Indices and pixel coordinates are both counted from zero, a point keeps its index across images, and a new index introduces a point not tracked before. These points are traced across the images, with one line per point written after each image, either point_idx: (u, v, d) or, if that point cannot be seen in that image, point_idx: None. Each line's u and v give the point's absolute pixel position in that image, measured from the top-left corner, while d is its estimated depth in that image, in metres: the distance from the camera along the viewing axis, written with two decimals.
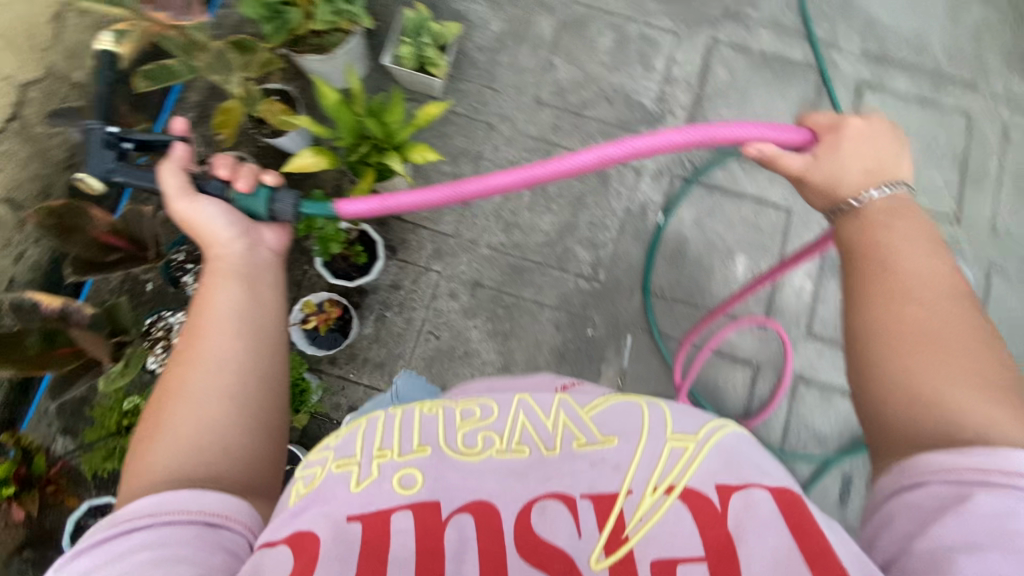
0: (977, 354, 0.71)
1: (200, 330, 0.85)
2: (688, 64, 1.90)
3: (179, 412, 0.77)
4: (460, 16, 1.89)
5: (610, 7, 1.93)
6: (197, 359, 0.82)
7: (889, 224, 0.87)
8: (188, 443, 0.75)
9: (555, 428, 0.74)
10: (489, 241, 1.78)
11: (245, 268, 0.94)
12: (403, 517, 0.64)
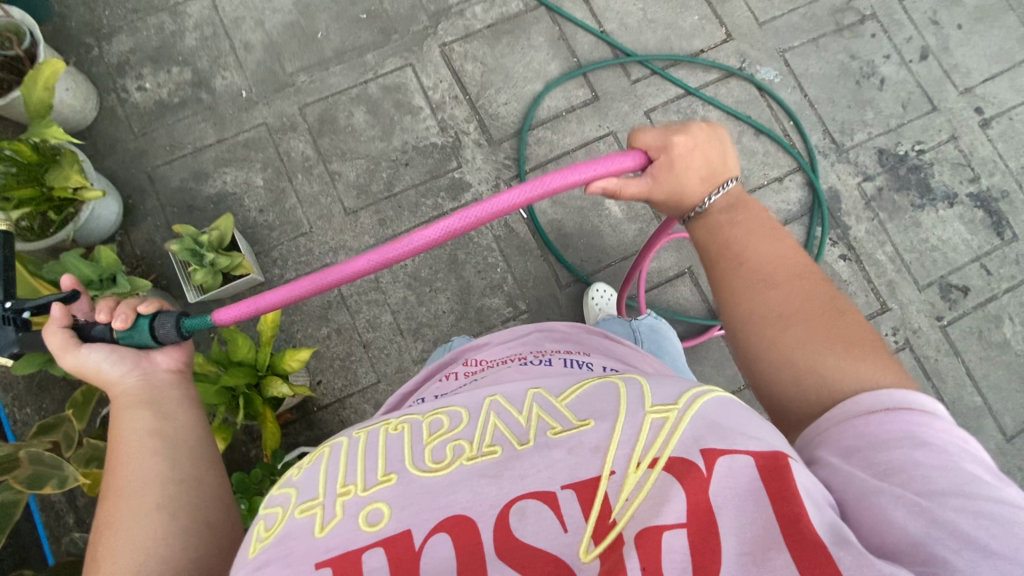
0: (833, 319, 0.79)
1: (119, 460, 0.82)
2: (441, 81, 1.87)
3: (119, 536, 0.74)
4: (221, 197, 1.75)
5: (339, 85, 1.84)
6: (122, 484, 0.79)
7: (732, 221, 0.94)
8: (133, 559, 0.71)
9: (528, 421, 0.67)
10: (412, 357, 1.69)
11: (145, 395, 0.92)
12: (376, 556, 0.57)
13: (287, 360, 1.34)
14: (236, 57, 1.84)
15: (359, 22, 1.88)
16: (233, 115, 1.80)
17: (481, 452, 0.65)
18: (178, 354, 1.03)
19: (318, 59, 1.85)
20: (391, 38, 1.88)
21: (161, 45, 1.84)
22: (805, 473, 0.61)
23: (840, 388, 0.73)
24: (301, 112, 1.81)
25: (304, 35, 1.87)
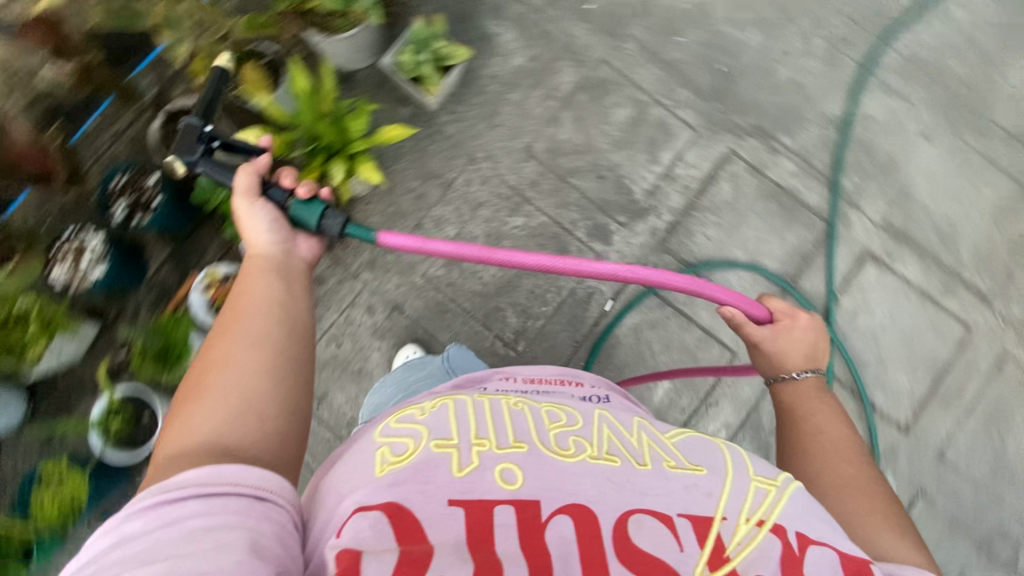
0: (887, 500, 0.81)
1: (241, 311, 0.83)
2: (695, 168, 1.77)
3: (221, 379, 0.74)
4: (487, 38, 1.81)
5: (640, 80, 1.81)
6: (240, 331, 0.80)
7: (821, 395, 0.99)
8: (225, 411, 0.71)
9: (641, 445, 0.73)
10: (426, 270, 1.73)
11: (279, 264, 0.94)
12: (505, 511, 0.62)
13: (364, 167, 1.43)
14: None
15: (708, 68, 1.84)
16: (563, 10, 1.85)
17: (574, 451, 0.69)
18: (319, 246, 1.04)
19: (655, 50, 1.83)
20: (710, 103, 1.81)
21: None
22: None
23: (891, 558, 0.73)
24: (597, 62, 1.82)
25: (670, 27, 1.84)
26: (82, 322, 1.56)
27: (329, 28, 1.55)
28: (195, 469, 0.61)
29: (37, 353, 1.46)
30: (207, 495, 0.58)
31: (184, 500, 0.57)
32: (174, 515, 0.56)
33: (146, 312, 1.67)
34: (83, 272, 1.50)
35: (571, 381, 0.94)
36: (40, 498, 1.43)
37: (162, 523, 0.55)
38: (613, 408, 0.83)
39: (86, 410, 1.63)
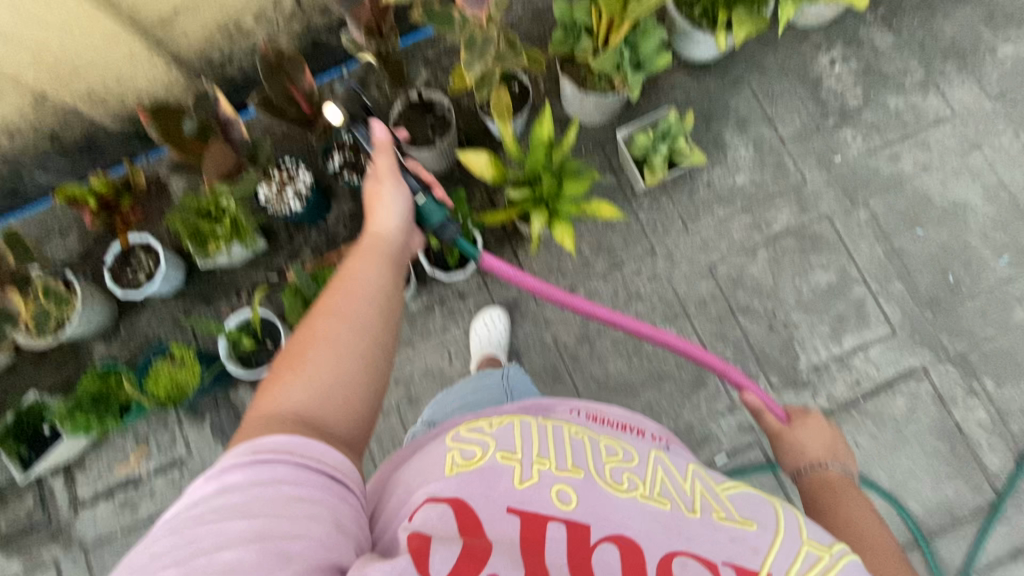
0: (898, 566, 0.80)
1: (352, 282, 0.83)
2: (875, 368, 1.61)
3: (324, 351, 0.75)
4: (720, 146, 1.76)
5: (857, 253, 1.68)
6: (349, 302, 0.80)
7: (838, 484, 1.04)
8: (322, 382, 0.73)
9: (693, 492, 0.69)
10: (558, 334, 1.68)
11: (395, 246, 0.93)
12: (557, 528, 0.61)
13: (562, 228, 1.43)
14: (876, 148, 1.74)
15: (938, 273, 1.65)
16: (810, 150, 1.75)
17: (628, 487, 0.67)
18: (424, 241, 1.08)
19: (886, 231, 1.68)
20: (922, 309, 1.64)
21: (882, 76, 1.78)
22: None
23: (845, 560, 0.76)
24: (819, 216, 1.71)
25: (913, 215, 1.69)
26: (257, 234, 1.69)
27: (583, 88, 1.58)
28: (290, 438, 0.64)
29: (216, 247, 1.59)
30: (299, 466, 0.63)
31: (277, 462, 0.62)
32: (268, 479, 0.60)
33: (308, 250, 1.78)
34: (283, 200, 1.62)
35: (635, 427, 0.88)
36: (159, 368, 1.56)
37: (258, 482, 0.60)
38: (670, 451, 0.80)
39: (222, 308, 1.77)
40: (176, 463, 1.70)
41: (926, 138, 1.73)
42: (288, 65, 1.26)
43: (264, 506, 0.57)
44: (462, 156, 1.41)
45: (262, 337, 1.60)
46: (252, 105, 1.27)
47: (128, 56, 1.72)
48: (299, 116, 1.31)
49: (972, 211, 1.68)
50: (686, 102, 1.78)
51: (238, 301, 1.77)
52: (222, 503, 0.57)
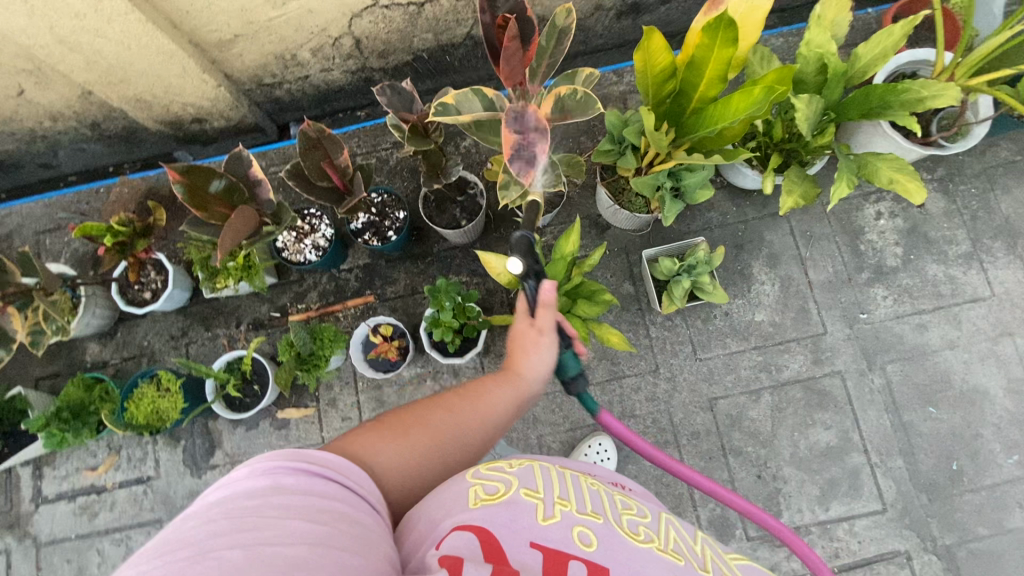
0: None
1: (468, 394, 0.93)
2: (857, 542, 1.56)
3: (418, 442, 0.82)
4: (745, 277, 1.72)
5: (863, 418, 1.63)
6: (459, 411, 0.89)
7: None
8: (401, 474, 0.78)
9: (700, 557, 0.73)
10: (544, 435, 1.66)
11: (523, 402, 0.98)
12: (577, 566, 0.63)
13: None
14: (905, 314, 1.68)
15: (942, 458, 1.60)
16: (837, 300, 1.70)
17: (644, 538, 0.71)
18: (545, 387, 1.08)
19: (897, 402, 1.63)
20: (919, 493, 1.58)
21: (927, 240, 1.72)
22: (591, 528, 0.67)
23: None
24: (832, 372, 1.66)
25: (928, 391, 1.64)
26: (268, 272, 1.69)
27: (620, 202, 1.59)
28: (348, 474, 0.69)
29: (224, 282, 1.59)
30: (343, 482, 0.68)
31: (318, 476, 0.65)
32: (319, 485, 0.64)
33: (315, 294, 1.77)
34: (299, 249, 1.62)
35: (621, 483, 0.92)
36: (143, 392, 1.55)
37: (307, 489, 0.62)
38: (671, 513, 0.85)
39: (219, 335, 1.77)
40: (142, 480, 1.70)
41: (958, 314, 1.68)
42: (327, 142, 1.24)
43: (311, 509, 0.59)
44: (482, 257, 1.39)
45: (249, 379, 1.60)
46: (286, 175, 1.27)
47: (179, 72, 1.72)
48: (330, 190, 1.30)
49: (990, 401, 1.63)
50: (720, 225, 1.75)
51: (236, 331, 1.77)
52: (280, 499, 0.59)
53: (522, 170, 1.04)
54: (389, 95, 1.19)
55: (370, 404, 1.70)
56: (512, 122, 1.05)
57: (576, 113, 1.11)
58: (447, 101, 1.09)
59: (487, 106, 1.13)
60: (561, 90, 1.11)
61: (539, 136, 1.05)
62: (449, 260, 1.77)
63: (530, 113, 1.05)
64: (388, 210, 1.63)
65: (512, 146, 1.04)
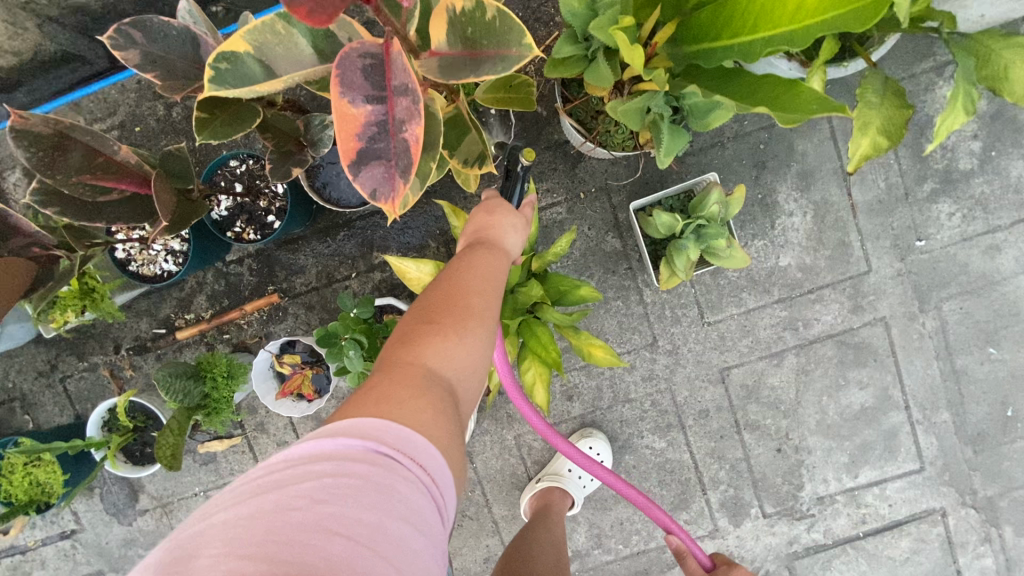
0: None
1: (492, 261, 0.75)
2: (888, 506, 1.37)
3: (472, 329, 0.66)
4: (768, 209, 1.28)
5: (908, 369, 1.33)
6: (492, 284, 0.72)
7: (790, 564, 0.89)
8: (463, 368, 0.64)
9: None
10: (524, 433, 1.38)
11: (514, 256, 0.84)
12: None
13: (536, 369, 1.01)
14: (975, 235, 1.28)
15: (996, 406, 1.34)
16: (888, 223, 1.28)
17: None
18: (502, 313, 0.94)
19: (951, 347, 1.32)
20: (964, 447, 1.35)
21: (1016, 126, 1.25)
22: None
23: None
24: (874, 320, 1.31)
25: (991, 329, 1.32)
26: (120, 292, 1.22)
27: (594, 134, 1.07)
28: (433, 429, 0.55)
29: (59, 321, 1.13)
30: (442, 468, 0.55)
31: (422, 461, 0.53)
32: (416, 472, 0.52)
33: (203, 298, 1.34)
34: (150, 258, 1.16)
35: None
36: (12, 463, 1.21)
37: (411, 481, 0.51)
38: None
39: (98, 364, 1.38)
40: (66, 535, 1.45)
41: None
42: (77, 137, 0.74)
43: (384, 515, 0.48)
44: (394, 264, 0.94)
45: (144, 425, 1.26)
46: (37, 203, 0.76)
47: None
48: (130, 201, 0.81)
49: None
50: (734, 137, 1.25)
51: (117, 357, 1.37)
52: (384, 495, 0.49)
53: (381, 191, 0.50)
54: (145, 43, 0.63)
55: (306, 424, 1.38)
56: (355, 82, 0.51)
57: (486, 53, 0.56)
58: (236, 46, 0.54)
59: (319, 46, 0.58)
60: (456, 1, 0.56)
61: (411, 112, 0.51)
62: (371, 232, 1.31)
63: (392, 62, 0.52)
64: (260, 184, 1.13)
65: (358, 141, 0.51)
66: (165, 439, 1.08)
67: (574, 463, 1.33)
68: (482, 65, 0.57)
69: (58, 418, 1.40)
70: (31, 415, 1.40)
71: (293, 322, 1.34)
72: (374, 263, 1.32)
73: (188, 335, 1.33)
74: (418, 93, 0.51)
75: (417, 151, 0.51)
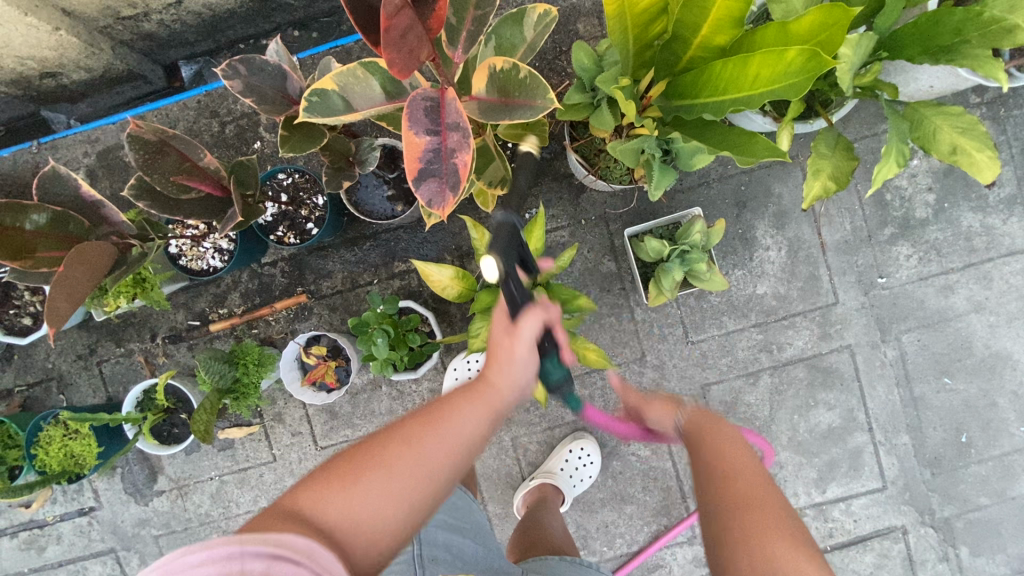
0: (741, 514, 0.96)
1: (450, 414, 0.78)
2: (853, 521, 1.48)
3: (372, 477, 0.70)
4: (747, 243, 1.45)
5: (871, 393, 1.46)
6: (424, 442, 0.74)
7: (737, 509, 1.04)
8: (355, 515, 0.67)
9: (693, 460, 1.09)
10: (520, 436, 1.50)
11: (509, 407, 0.84)
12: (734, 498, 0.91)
13: None
14: (930, 275, 1.45)
15: (952, 432, 1.47)
16: (854, 260, 1.45)
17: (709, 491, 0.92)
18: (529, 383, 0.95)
19: (910, 375, 1.46)
20: (922, 469, 1.47)
21: (965, 183, 1.43)
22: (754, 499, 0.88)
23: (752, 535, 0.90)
24: (841, 347, 1.46)
25: (945, 361, 1.46)
26: (166, 284, 1.35)
27: (596, 168, 1.24)
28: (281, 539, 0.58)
29: (113, 305, 1.26)
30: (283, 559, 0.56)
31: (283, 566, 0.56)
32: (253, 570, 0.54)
33: (237, 295, 1.48)
34: (199, 254, 1.30)
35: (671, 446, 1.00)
36: (50, 434, 1.33)
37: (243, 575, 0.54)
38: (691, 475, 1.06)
39: (134, 351, 1.50)
40: (84, 512, 1.54)
41: (990, 272, 1.44)
42: (174, 145, 0.90)
43: None
44: (419, 268, 1.07)
45: (174, 407, 1.38)
46: (132, 195, 0.91)
47: None
48: (204, 200, 0.96)
49: (1013, 366, 1.46)
50: (719, 178, 1.43)
51: (152, 345, 1.50)
52: None
53: (436, 201, 0.74)
54: (247, 75, 0.81)
55: (321, 416, 1.50)
56: (420, 121, 0.74)
57: (518, 103, 0.79)
58: (326, 85, 0.76)
59: (386, 86, 0.80)
60: (498, 63, 0.78)
61: (461, 145, 0.75)
62: (394, 244, 1.46)
63: (447, 107, 0.75)
64: (303, 194, 1.29)
65: (420, 163, 0.74)
66: (199, 415, 1.20)
67: (566, 462, 1.43)
68: (513, 110, 0.80)
69: (91, 399, 1.52)
70: (66, 395, 1.52)
71: (316, 321, 1.48)
72: (394, 272, 1.47)
73: (221, 327, 1.47)
74: (466, 131, 0.74)
75: (462, 173, 0.75)
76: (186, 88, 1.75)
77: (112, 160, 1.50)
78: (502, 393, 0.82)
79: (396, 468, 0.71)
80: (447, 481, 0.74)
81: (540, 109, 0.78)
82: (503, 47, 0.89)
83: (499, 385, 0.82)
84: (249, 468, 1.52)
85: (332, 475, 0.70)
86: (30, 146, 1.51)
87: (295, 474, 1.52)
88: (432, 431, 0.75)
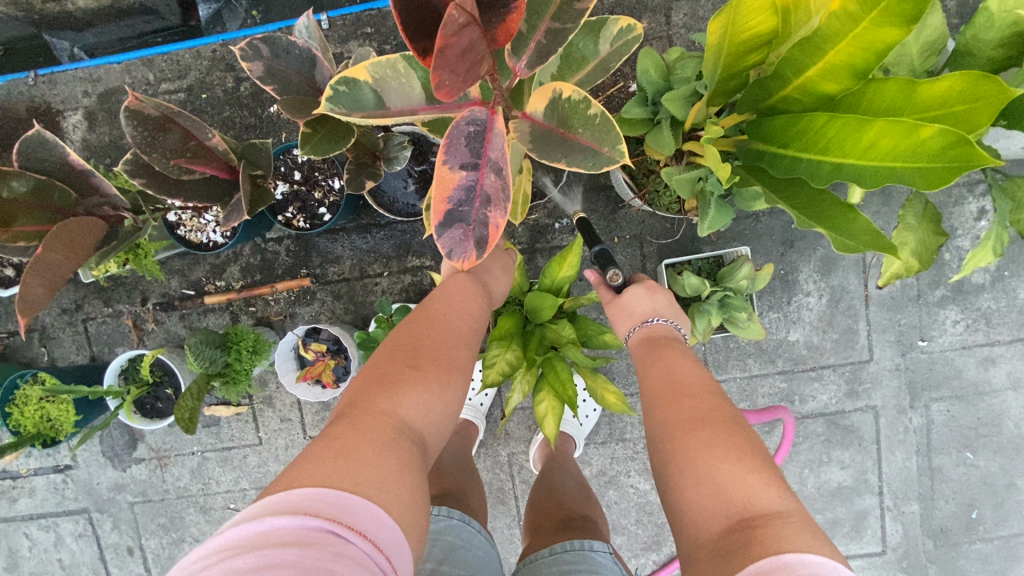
0: (707, 403, 0.73)
1: (428, 311, 0.81)
2: None
3: (396, 391, 0.67)
4: (786, 286, 1.35)
5: (889, 457, 1.40)
6: (421, 338, 0.75)
7: (658, 340, 0.91)
8: (405, 417, 0.66)
9: (668, 387, 0.78)
10: (517, 453, 1.43)
11: (477, 284, 0.90)
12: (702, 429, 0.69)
13: (550, 402, 1.04)
14: (974, 345, 1.36)
15: (963, 506, 1.41)
16: (897, 318, 1.35)
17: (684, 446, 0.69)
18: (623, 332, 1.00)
19: (932, 445, 1.39)
20: (925, 539, 1.42)
21: None
22: (754, 453, 0.65)
23: (710, 443, 0.67)
24: (866, 407, 1.38)
25: (970, 435, 1.39)
26: (162, 250, 1.25)
27: (643, 191, 1.13)
28: (294, 495, 0.53)
29: (102, 270, 1.16)
30: (295, 519, 0.51)
31: (301, 522, 0.51)
32: (266, 554, 0.48)
33: (236, 269, 1.38)
34: (199, 226, 1.19)
35: (669, 416, 0.74)
36: (26, 395, 1.25)
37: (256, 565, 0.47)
38: (679, 420, 0.72)
39: (122, 313, 1.41)
40: (59, 469, 1.48)
41: None
42: (179, 122, 0.80)
43: (293, 555, 0.48)
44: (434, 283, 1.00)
45: (160, 380, 1.31)
46: (127, 173, 0.81)
47: None
48: (208, 182, 0.86)
49: None
50: (769, 213, 1.31)
51: (142, 309, 1.41)
52: None
53: (458, 252, 0.64)
54: (270, 57, 0.79)
55: (312, 406, 1.43)
56: (458, 152, 0.63)
57: (580, 142, 0.68)
58: (358, 75, 0.65)
59: (428, 85, 0.68)
60: (566, 90, 0.67)
61: (496, 193, 0.65)
62: (410, 236, 1.36)
63: (491, 140, 0.64)
64: (317, 175, 1.17)
65: (448, 204, 0.64)
66: (185, 402, 1.09)
67: None
68: (571, 148, 0.69)
69: (73, 356, 1.43)
70: (47, 348, 1.43)
71: (319, 307, 1.39)
72: (407, 266, 1.37)
73: (216, 301, 1.38)
74: (507, 177, 0.65)
75: (493, 230, 0.66)
76: (202, 30, 1.55)
77: (114, 104, 1.37)
78: (482, 288, 0.90)
79: (412, 369, 0.71)
80: (458, 353, 0.78)
81: (605, 160, 0.67)
82: (572, 59, 0.80)
83: (462, 282, 0.88)
84: (234, 448, 1.46)
85: (340, 405, 0.68)
86: (26, 77, 1.38)
87: (280, 461, 1.46)
88: (419, 323, 0.78)
